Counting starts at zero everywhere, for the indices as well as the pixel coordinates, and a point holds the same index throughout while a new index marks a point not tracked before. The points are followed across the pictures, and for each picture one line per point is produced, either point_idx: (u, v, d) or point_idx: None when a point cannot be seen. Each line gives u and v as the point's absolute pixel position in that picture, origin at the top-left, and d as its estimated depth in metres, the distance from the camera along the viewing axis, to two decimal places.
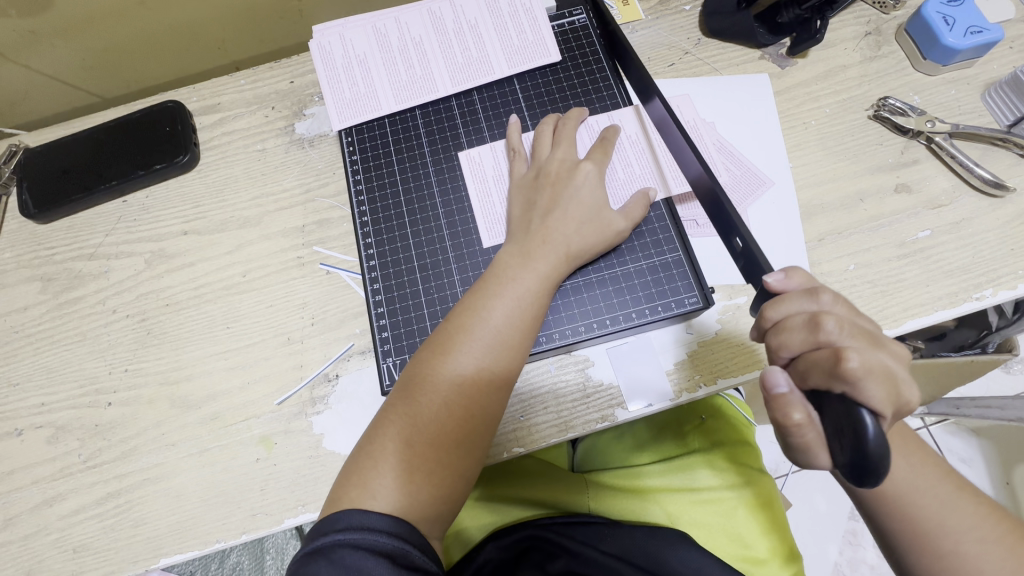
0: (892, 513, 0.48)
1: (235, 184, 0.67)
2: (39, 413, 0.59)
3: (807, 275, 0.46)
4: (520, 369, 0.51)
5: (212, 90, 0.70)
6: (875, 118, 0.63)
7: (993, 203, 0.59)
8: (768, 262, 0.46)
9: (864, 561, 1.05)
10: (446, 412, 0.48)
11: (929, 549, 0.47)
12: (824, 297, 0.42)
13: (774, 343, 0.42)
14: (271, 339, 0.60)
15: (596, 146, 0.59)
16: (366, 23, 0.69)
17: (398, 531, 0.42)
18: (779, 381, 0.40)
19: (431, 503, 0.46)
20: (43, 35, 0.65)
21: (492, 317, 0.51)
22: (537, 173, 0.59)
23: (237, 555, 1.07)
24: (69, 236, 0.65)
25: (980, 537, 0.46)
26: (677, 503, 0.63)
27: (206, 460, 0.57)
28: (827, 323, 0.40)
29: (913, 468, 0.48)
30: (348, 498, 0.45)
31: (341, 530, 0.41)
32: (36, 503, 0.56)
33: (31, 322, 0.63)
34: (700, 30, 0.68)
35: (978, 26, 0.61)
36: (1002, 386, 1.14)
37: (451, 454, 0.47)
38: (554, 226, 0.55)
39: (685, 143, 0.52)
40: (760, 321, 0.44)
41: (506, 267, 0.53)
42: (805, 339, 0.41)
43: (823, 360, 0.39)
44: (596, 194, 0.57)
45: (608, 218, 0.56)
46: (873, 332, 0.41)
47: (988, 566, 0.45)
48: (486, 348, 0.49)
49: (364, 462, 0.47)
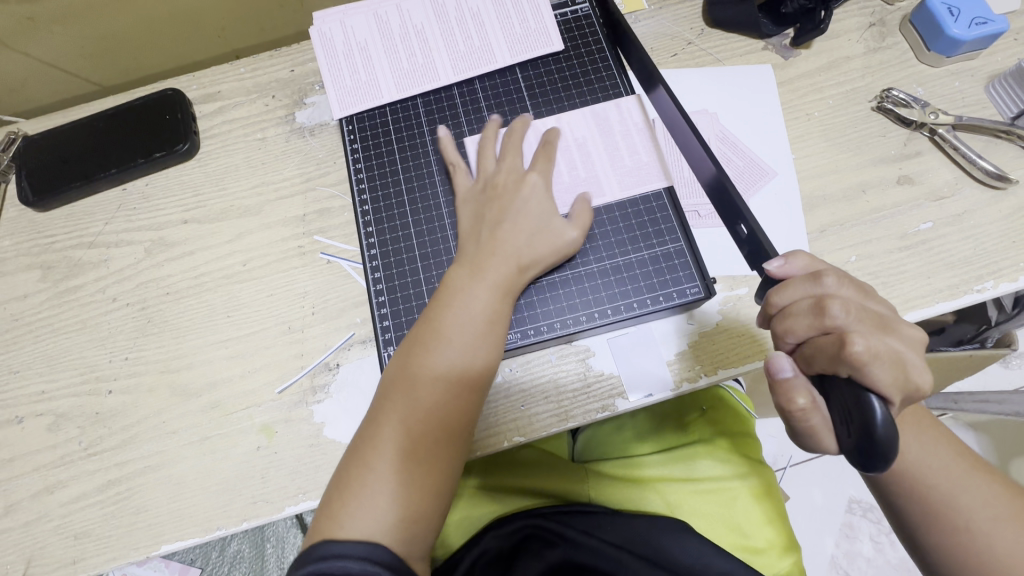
0: (902, 490, 0.48)
1: (235, 173, 0.66)
2: (40, 400, 0.59)
3: (811, 257, 0.46)
4: (487, 377, 0.51)
5: (212, 78, 0.70)
6: (879, 109, 0.63)
7: (996, 195, 0.59)
8: (773, 248, 0.47)
9: (860, 553, 1.06)
10: (406, 430, 0.48)
11: (942, 526, 0.47)
12: (827, 280, 0.42)
13: (779, 329, 0.43)
14: (271, 328, 0.60)
15: (539, 153, 0.60)
16: (368, 10, 0.68)
17: (371, 555, 0.42)
18: (783, 366, 0.42)
19: (411, 518, 0.46)
20: (42, 22, 0.64)
21: (445, 333, 0.50)
22: (484, 185, 0.59)
23: (238, 543, 1.07)
24: (68, 224, 0.65)
25: (992, 515, 0.46)
26: (677, 494, 0.64)
27: (207, 449, 0.57)
28: (832, 308, 0.40)
29: (924, 446, 0.48)
30: (326, 527, 0.45)
31: (312, 562, 0.42)
32: (37, 490, 0.56)
33: (31, 310, 0.62)
34: (703, 20, 0.68)
35: (983, 17, 0.61)
36: (1001, 380, 1.14)
37: (422, 468, 0.47)
38: (504, 238, 0.54)
39: (692, 135, 0.52)
40: (766, 307, 0.44)
41: (456, 282, 0.53)
42: (811, 324, 0.41)
43: (829, 345, 0.39)
44: (544, 205, 0.57)
45: (557, 227, 0.56)
46: (881, 317, 0.41)
47: (1001, 543, 0.45)
48: (446, 362, 0.49)
49: (333, 493, 0.47)
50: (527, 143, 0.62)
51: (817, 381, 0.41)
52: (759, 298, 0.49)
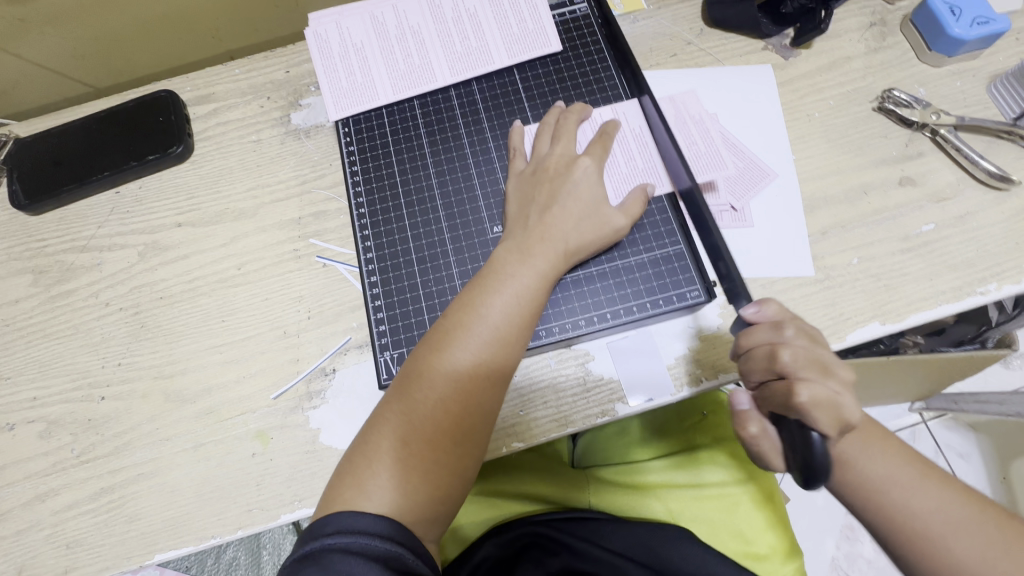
0: (854, 494, 0.47)
1: (230, 176, 0.66)
2: (31, 408, 0.58)
3: (782, 307, 0.47)
4: (516, 367, 0.51)
5: (206, 80, 0.69)
6: (880, 110, 0.62)
7: (998, 196, 0.58)
8: (746, 291, 0.50)
9: (861, 555, 1.05)
10: (443, 410, 0.47)
11: (898, 531, 0.46)
12: (785, 329, 0.43)
13: (743, 370, 0.45)
14: (267, 333, 0.59)
15: (596, 141, 0.59)
16: (365, 10, 0.68)
17: (392, 535, 0.41)
18: (741, 401, 0.47)
19: (428, 504, 0.45)
20: (34, 23, 0.63)
21: (490, 313, 0.50)
22: (535, 168, 0.58)
23: (234, 549, 1.06)
24: (60, 227, 0.64)
25: (947, 518, 0.45)
26: (678, 500, 0.63)
27: (201, 456, 0.56)
28: (784, 357, 0.42)
29: (872, 453, 0.48)
30: (342, 499, 0.44)
31: (331, 534, 0.41)
32: (29, 499, 0.56)
33: (23, 315, 0.62)
34: (703, 20, 0.67)
35: (984, 17, 0.60)
36: (1001, 381, 1.14)
37: (445, 452, 0.46)
38: (551, 222, 0.54)
39: (678, 160, 0.56)
40: (732, 348, 0.46)
41: (504, 263, 0.53)
42: (766, 370, 0.43)
43: (778, 391, 0.42)
44: (595, 191, 0.56)
45: (607, 215, 0.55)
46: (829, 360, 0.43)
47: (959, 545, 0.44)
48: (484, 344, 0.49)
49: (359, 462, 0.46)
50: (580, 131, 0.62)
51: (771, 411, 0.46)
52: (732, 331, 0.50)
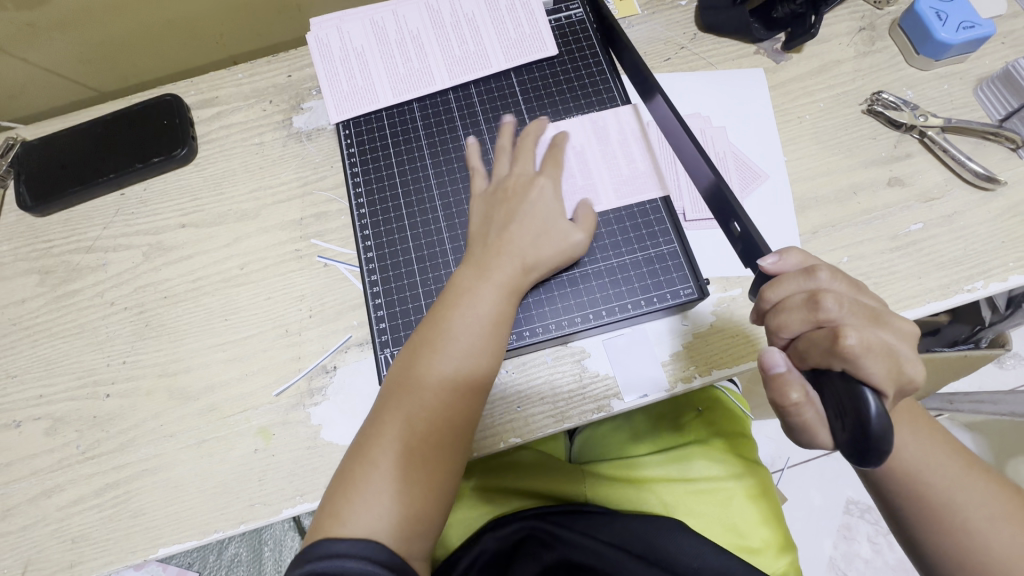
0: (899, 489, 0.48)
1: (232, 178, 0.67)
2: (37, 405, 0.59)
3: (803, 254, 0.46)
4: (487, 380, 0.51)
5: (210, 84, 0.71)
6: (869, 112, 0.64)
7: (985, 196, 0.60)
8: (766, 245, 0.48)
9: (858, 554, 1.06)
10: (411, 429, 0.48)
11: (940, 526, 0.47)
12: (820, 273, 0.42)
13: (774, 324, 0.43)
14: (269, 331, 0.61)
15: (548, 158, 0.60)
16: (365, 16, 0.69)
17: (369, 555, 0.42)
18: (777, 361, 0.41)
19: (409, 520, 0.46)
20: (40, 29, 0.65)
21: (452, 332, 0.51)
22: (495, 188, 0.59)
23: (236, 546, 1.07)
24: (66, 228, 0.65)
25: (989, 514, 0.46)
26: (674, 495, 0.64)
27: (204, 451, 0.57)
28: (826, 302, 0.40)
29: (921, 444, 0.47)
30: (323, 528, 0.45)
31: (311, 561, 0.41)
32: (35, 494, 0.57)
33: (29, 315, 0.63)
34: (696, 25, 0.69)
35: (970, 21, 0.62)
36: (995, 381, 1.15)
37: (420, 470, 0.47)
38: (510, 237, 0.55)
39: (690, 144, 0.53)
40: (760, 303, 0.45)
41: (464, 283, 0.54)
42: (805, 318, 0.41)
43: (822, 340, 0.40)
44: (551, 207, 0.57)
45: (562, 229, 0.56)
46: (875, 309, 0.41)
47: (997, 540, 0.45)
48: (448, 362, 0.50)
49: (337, 490, 0.47)
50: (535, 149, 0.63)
51: (810, 376, 0.42)
52: (752, 293, 0.50)
